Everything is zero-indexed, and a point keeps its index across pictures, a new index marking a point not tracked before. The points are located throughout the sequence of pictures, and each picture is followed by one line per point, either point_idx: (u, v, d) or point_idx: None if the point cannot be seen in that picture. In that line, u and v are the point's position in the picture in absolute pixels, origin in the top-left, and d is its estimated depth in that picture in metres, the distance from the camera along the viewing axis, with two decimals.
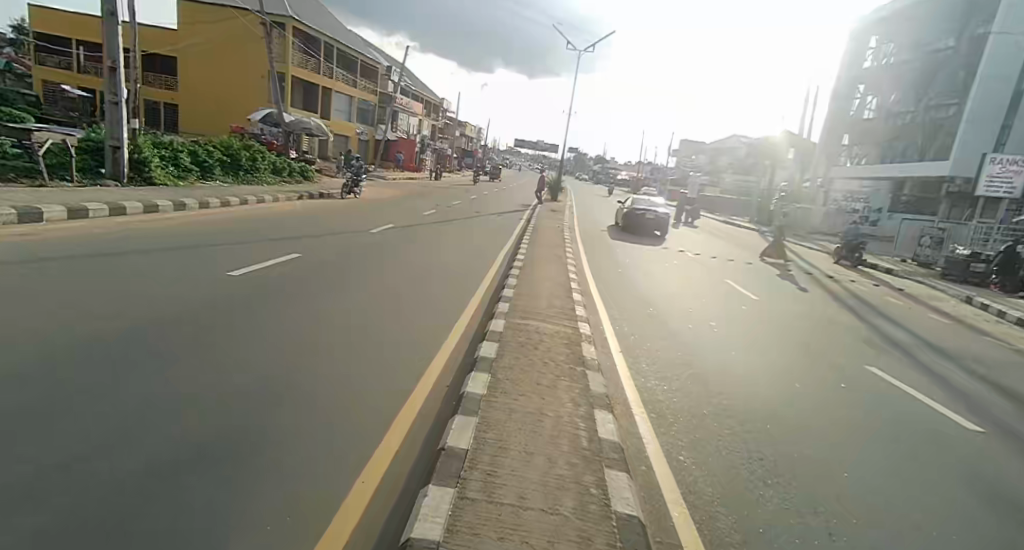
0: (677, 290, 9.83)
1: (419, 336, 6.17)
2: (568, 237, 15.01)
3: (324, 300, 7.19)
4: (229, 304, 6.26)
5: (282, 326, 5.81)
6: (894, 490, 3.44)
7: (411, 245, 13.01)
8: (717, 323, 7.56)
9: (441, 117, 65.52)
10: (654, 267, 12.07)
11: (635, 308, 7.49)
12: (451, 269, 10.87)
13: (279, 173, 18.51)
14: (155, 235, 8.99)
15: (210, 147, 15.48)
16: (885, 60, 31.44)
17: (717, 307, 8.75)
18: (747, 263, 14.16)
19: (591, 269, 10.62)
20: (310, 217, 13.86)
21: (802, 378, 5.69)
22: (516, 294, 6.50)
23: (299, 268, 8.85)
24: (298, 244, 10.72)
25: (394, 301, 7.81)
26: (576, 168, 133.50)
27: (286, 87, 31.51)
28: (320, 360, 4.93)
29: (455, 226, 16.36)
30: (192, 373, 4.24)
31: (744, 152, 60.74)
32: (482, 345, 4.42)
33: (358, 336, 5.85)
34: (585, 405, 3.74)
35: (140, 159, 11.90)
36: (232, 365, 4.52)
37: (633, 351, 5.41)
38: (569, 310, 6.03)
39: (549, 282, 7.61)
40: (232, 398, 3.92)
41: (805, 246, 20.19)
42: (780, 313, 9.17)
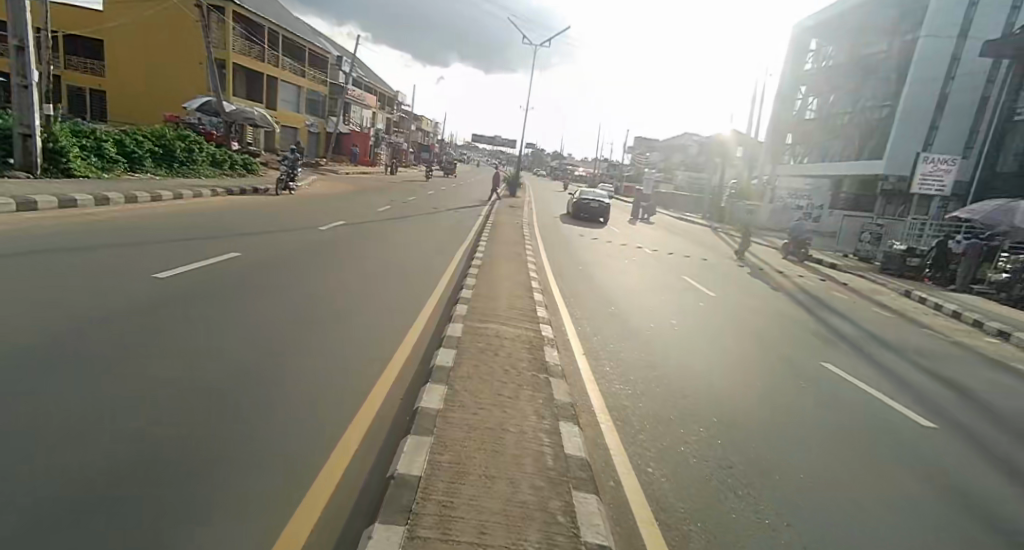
0: (634, 286, 9.83)
1: (380, 334, 6.13)
2: (526, 234, 14.81)
3: (281, 300, 7.06)
4: (178, 307, 6.11)
5: (239, 327, 5.73)
6: (835, 479, 3.57)
7: (363, 241, 12.51)
8: (675, 320, 7.52)
9: (395, 111, 64.20)
10: (611, 263, 12.03)
11: (595, 308, 7.33)
12: (404, 266, 10.50)
13: (218, 166, 17.59)
14: (75, 232, 8.32)
15: (139, 137, 14.51)
16: (825, 61, 32.66)
17: (673, 304, 8.82)
18: (701, 259, 14.38)
19: (550, 266, 10.49)
20: (253, 213, 13.15)
21: (756, 373, 5.79)
22: (474, 294, 6.21)
23: (241, 268, 8.31)
24: (238, 242, 10.08)
25: (352, 298, 7.67)
26: (532, 164, 133.81)
27: (227, 76, 30.06)
28: (278, 361, 4.89)
29: (408, 222, 15.88)
30: (143, 376, 4.19)
31: (694, 149, 62.21)
32: (439, 352, 4.10)
33: (318, 335, 5.78)
34: (549, 417, 3.29)
35: (56, 149, 11.18)
36: (186, 367, 4.48)
37: (597, 353, 5.23)
38: (531, 311, 5.77)
39: (506, 281, 7.37)
40: (184, 400, 3.87)
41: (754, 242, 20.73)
42: (733, 308, 9.33)
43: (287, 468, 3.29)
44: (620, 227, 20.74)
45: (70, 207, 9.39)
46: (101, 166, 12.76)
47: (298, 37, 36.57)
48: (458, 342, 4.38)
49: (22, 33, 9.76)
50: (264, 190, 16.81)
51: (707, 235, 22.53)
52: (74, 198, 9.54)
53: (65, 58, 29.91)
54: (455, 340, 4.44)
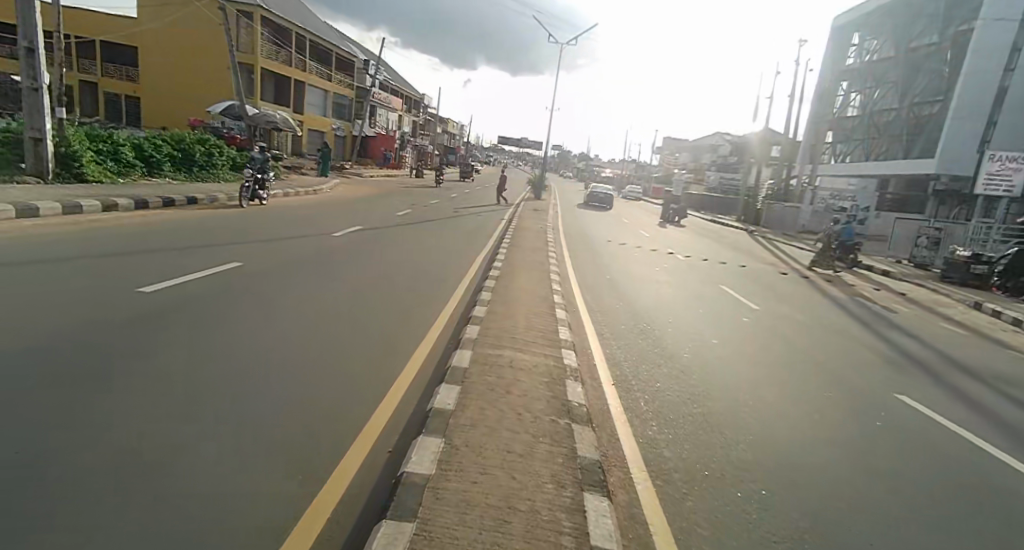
0: (667, 297, 9.01)
1: (394, 340, 5.56)
2: (551, 239, 14.04)
3: (291, 304, 6.55)
4: (180, 310, 5.64)
5: (244, 332, 5.23)
6: None
7: (381, 246, 11.97)
8: (716, 340, 6.71)
9: (422, 113, 64.30)
10: (644, 272, 11.18)
11: (627, 326, 6.55)
12: (422, 271, 9.89)
13: (238, 170, 17.26)
14: (78, 238, 7.95)
15: (158, 140, 14.25)
16: (870, 56, 31.02)
17: (711, 317, 8.02)
18: (738, 266, 13.45)
19: (575, 275, 9.76)
20: (268, 218, 12.72)
21: (816, 400, 5.02)
22: (489, 311, 5.52)
23: (248, 274, 7.81)
24: (248, 247, 9.63)
25: (367, 302, 7.12)
26: (558, 165, 132.80)
27: (255, 80, 30.10)
28: (280, 370, 4.36)
29: (430, 226, 15.31)
30: (124, 386, 3.68)
31: (726, 150, 60.44)
32: (439, 392, 3.39)
33: (326, 342, 5.24)
34: (571, 486, 2.58)
35: (68, 154, 10.89)
36: (178, 375, 3.98)
37: (628, 386, 4.47)
38: (552, 333, 5.02)
39: (526, 295, 6.66)
40: (166, 416, 3.35)
41: (795, 247, 19.59)
42: (779, 323, 8.45)
43: (275, 495, 2.71)
44: (650, 231, 19.74)
45: (75, 213, 9.06)
46: (117, 171, 12.50)
47: (325, 41, 36.57)
48: (464, 377, 3.68)
49: (32, 35, 9.53)
50: (283, 194, 16.47)
51: (743, 239, 21.32)
52: (79, 204, 9.20)
53: (101, 65, 30.44)
54: (461, 373, 3.74)
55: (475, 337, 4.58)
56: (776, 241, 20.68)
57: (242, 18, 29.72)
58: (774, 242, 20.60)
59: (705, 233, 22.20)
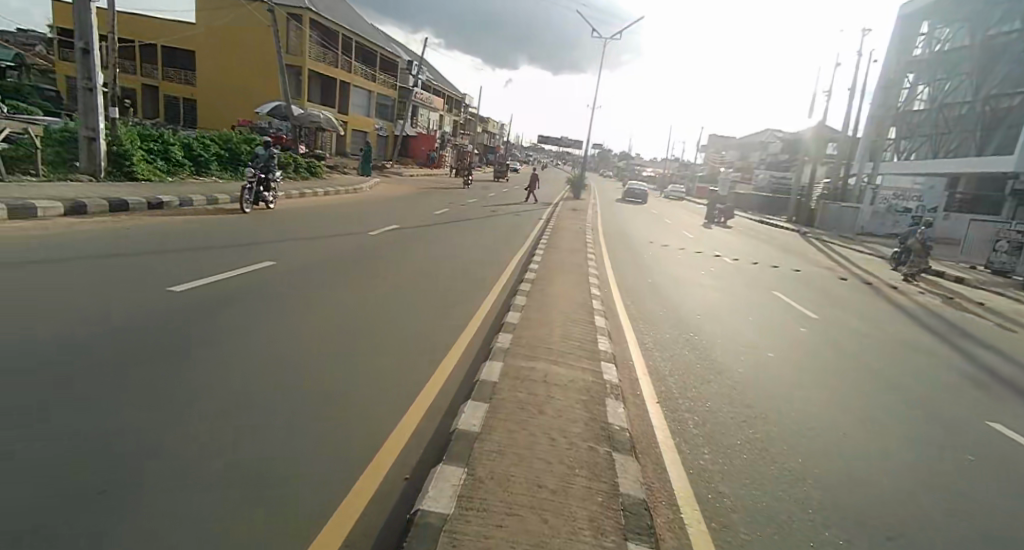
0: (715, 304, 8.43)
1: (426, 339, 5.26)
2: (590, 239, 13.53)
3: (325, 300, 6.34)
4: (213, 305, 5.48)
5: (275, 328, 5.03)
6: None
7: (420, 244, 11.77)
8: (771, 352, 6.16)
9: (463, 112, 64.53)
10: (690, 276, 10.59)
11: (673, 335, 6.06)
12: (457, 269, 9.61)
13: (283, 169, 17.26)
14: (122, 235, 7.96)
15: (206, 140, 14.21)
16: (941, 46, 29.04)
17: (763, 326, 7.44)
18: (791, 270, 12.65)
19: (617, 278, 9.28)
20: (310, 217, 12.68)
21: (889, 423, 4.47)
22: (524, 318, 5.16)
23: (282, 270, 7.67)
24: (287, 244, 9.56)
25: (401, 299, 6.87)
26: (599, 164, 131.17)
27: (302, 81, 30.65)
28: (307, 369, 4.09)
29: (468, 225, 15.10)
30: (143, 384, 3.47)
31: (777, 147, 58.13)
32: (466, 410, 3.06)
33: (357, 339, 4.99)
34: (613, 534, 2.20)
35: (120, 152, 10.65)
36: (203, 374, 3.76)
37: (677, 408, 4.01)
38: (591, 345, 4.60)
39: (564, 301, 6.25)
40: (181, 418, 3.10)
41: (855, 249, 18.44)
42: (839, 334, 7.79)
43: (288, 514, 2.40)
44: (695, 232, 18.92)
45: (119, 211, 9.11)
46: (167, 170, 12.37)
47: (371, 42, 37.01)
48: (493, 395, 3.32)
49: (88, 37, 9.50)
50: (325, 192, 16.52)
51: (797, 241, 20.20)
52: (124, 201, 9.26)
53: (162, 69, 31.62)
54: (489, 389, 3.40)
55: (507, 347, 4.22)
56: (832, 244, 19.53)
57: (291, 21, 30.33)
58: (831, 244, 19.43)
59: (756, 234, 21.17)
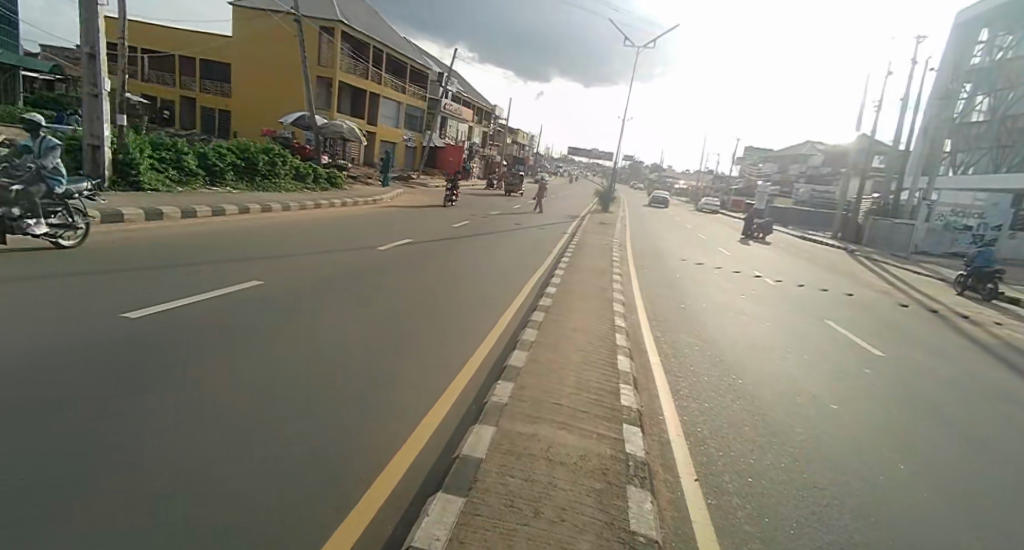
0: (757, 334, 7.45)
1: (414, 376, 4.48)
2: (617, 255, 12.60)
3: (312, 324, 5.64)
4: (178, 335, 4.79)
5: (239, 363, 4.32)
6: None
7: (438, 257, 10.97)
8: (827, 398, 5.20)
9: (493, 124, 64.53)
10: (728, 299, 9.57)
11: (711, 378, 5.12)
12: (471, 283, 8.83)
13: (302, 180, 16.05)
14: (118, 247, 7.37)
15: (221, 148, 13.01)
16: (1004, 54, 27.38)
17: (813, 361, 6.48)
18: (845, 294, 11.50)
19: (644, 302, 8.32)
20: (330, 225, 12.05)
21: (996, 503, 3.49)
22: (533, 358, 4.29)
23: (278, 287, 7.00)
24: (292, 254, 8.93)
25: (400, 322, 6.11)
26: (629, 177, 129.90)
27: (332, 92, 30.53)
28: (257, 425, 3.33)
29: (490, 237, 14.37)
30: (34, 454, 2.75)
31: (818, 160, 56.38)
32: (432, 512, 2.21)
33: (331, 377, 4.25)
34: None
35: (126, 160, 9.84)
36: (121, 433, 3.03)
37: (724, 493, 3.09)
38: (612, 399, 3.70)
39: (581, 333, 5.36)
40: (61, 510, 2.37)
41: (912, 271, 17.11)
42: (903, 371, 6.75)
43: None
44: (732, 249, 17.81)
45: (115, 222, 8.16)
46: (180, 180, 11.34)
47: (402, 55, 36.89)
48: (472, 486, 2.44)
49: (95, 41, 8.68)
50: (344, 202, 15.80)
51: (844, 259, 18.92)
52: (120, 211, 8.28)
53: (200, 82, 32.04)
54: (471, 472, 2.54)
55: (504, 403, 3.35)
56: (885, 264, 18.20)
57: (323, 35, 30.21)
58: (883, 264, 18.10)
59: (799, 251, 19.92)
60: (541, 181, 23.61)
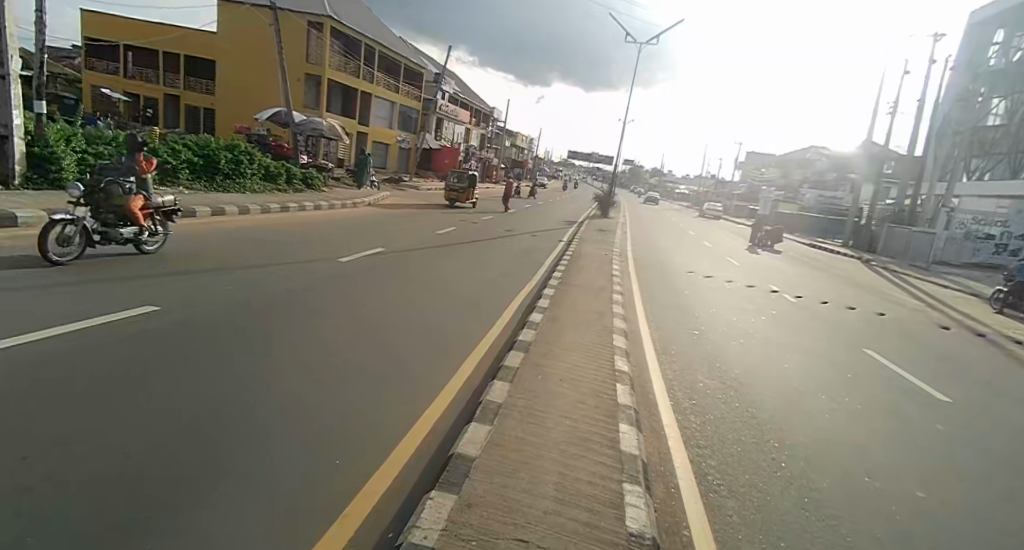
0: (789, 369, 6.11)
1: (368, 412, 3.64)
2: (618, 268, 11.33)
3: (266, 338, 4.84)
4: (130, 344, 4.28)
5: (187, 378, 3.79)
6: None
7: (417, 266, 9.65)
8: (916, 480, 3.67)
9: (491, 126, 63.52)
10: (746, 322, 8.21)
11: (755, 458, 3.61)
12: (454, 294, 7.78)
13: (273, 181, 14.56)
14: (10, 257, 5.99)
15: (176, 144, 11.60)
16: (1020, 55, 26.84)
17: (874, 415, 4.98)
18: (876, 314, 10.33)
19: (649, 328, 6.89)
20: (297, 232, 10.68)
21: None
22: (492, 443, 2.80)
23: (202, 304, 5.64)
24: (242, 267, 7.53)
25: (368, 341, 5.15)
26: (629, 181, 129.27)
27: (322, 91, 29.11)
28: (208, 449, 2.94)
29: (478, 245, 13.05)
30: None
31: (823, 165, 55.74)
32: None
33: (286, 401, 3.62)
34: None
35: (45, 155, 8.46)
36: (53, 463, 2.64)
37: None
38: (609, 521, 2.32)
39: (572, 386, 3.78)
40: None
41: (938, 283, 16.18)
42: (982, 423, 5.29)
43: None
44: (741, 258, 16.73)
45: (7, 227, 6.76)
46: None
47: (396, 53, 35.66)
48: None
49: None
50: (322, 206, 14.35)
51: (861, 271, 17.76)
52: (16, 216, 6.89)
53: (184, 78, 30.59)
54: None
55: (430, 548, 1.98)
56: (907, 275, 17.27)
57: (311, 30, 28.86)
58: (904, 276, 17.16)
59: (813, 261, 18.85)
60: (515, 184, 22.95)
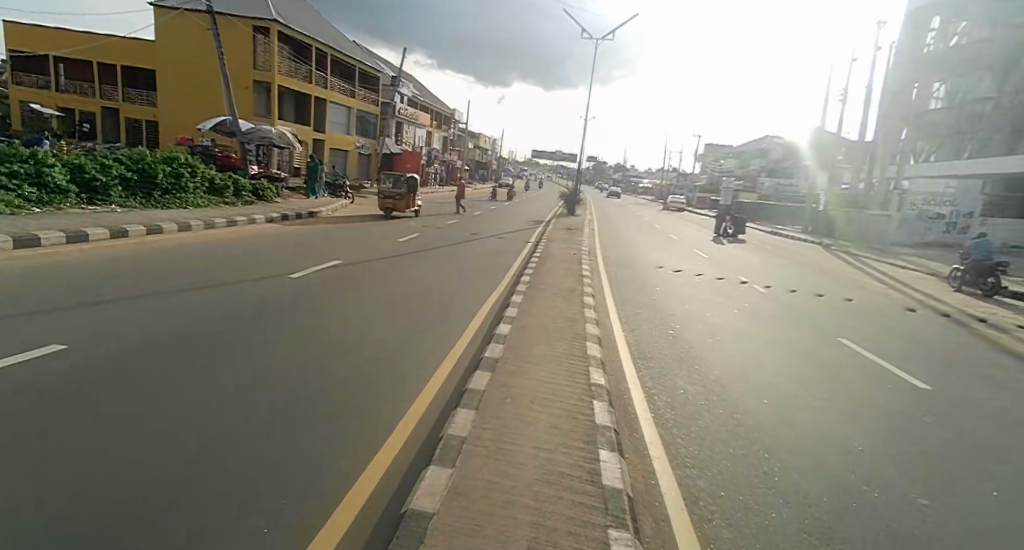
0: (766, 366, 5.91)
1: (345, 425, 3.88)
2: (587, 268, 11.10)
3: (245, 359, 5.05)
4: (110, 368, 4.49)
5: (173, 399, 4.04)
6: None
7: (378, 276, 9.23)
8: (916, 486, 3.43)
9: (453, 129, 62.86)
10: (719, 317, 8.03)
11: (745, 474, 3.33)
12: (418, 306, 7.49)
13: (220, 194, 13.80)
14: None
15: (107, 158, 10.85)
16: (958, 40, 27.96)
17: (857, 411, 4.81)
18: (844, 300, 10.34)
19: (622, 330, 6.60)
20: (249, 247, 10.12)
21: None
22: (454, 491, 2.41)
23: (148, 334, 5.38)
24: (187, 289, 7.05)
25: (330, 363, 5.12)
26: (593, 177, 130.22)
27: (273, 98, 28.08)
28: (192, 461, 3.21)
29: (443, 250, 12.64)
30: None
31: (778, 153, 57.14)
32: None
33: (256, 426, 3.72)
34: None
35: None
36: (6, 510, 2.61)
37: None
38: None
39: (544, 408, 3.41)
40: None
41: (898, 264, 16.51)
42: (960, 413, 5.21)
43: None
44: (708, 250, 16.74)
45: None
46: (41, 199, 9.24)
47: (349, 57, 34.78)
48: None
49: None
50: (276, 218, 13.67)
51: (824, 256, 18.02)
52: None
53: (124, 90, 29.11)
54: None
55: None
56: (869, 258, 17.58)
57: (258, 36, 27.83)
58: (865, 259, 17.47)
59: (778, 249, 19.04)
60: (461, 185, 23.55)
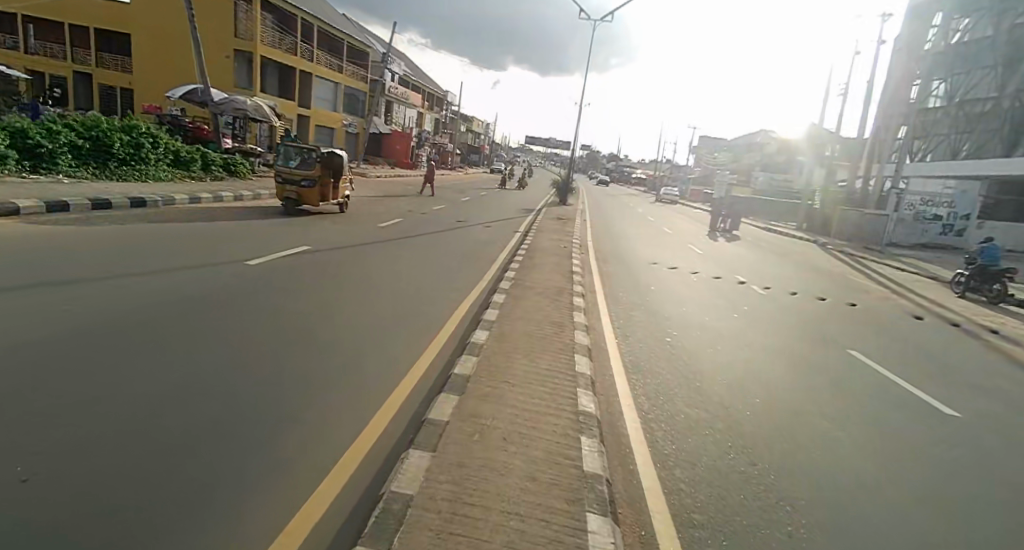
0: (773, 382, 5.26)
1: (321, 415, 3.47)
2: (577, 263, 10.41)
3: (223, 334, 4.66)
4: (67, 344, 4.05)
5: (129, 379, 3.60)
6: None
7: (352, 262, 8.48)
8: (978, 548, 2.77)
9: (445, 111, 61.59)
10: (716, 322, 7.40)
11: (764, 537, 2.68)
12: (394, 295, 6.83)
13: (186, 167, 12.89)
14: None
15: (55, 124, 9.95)
16: (960, 37, 27.57)
17: (887, 438, 4.14)
18: (846, 304, 9.79)
19: (612, 337, 5.93)
20: (213, 227, 9.33)
21: None
22: None
23: (77, 319, 4.67)
24: (139, 269, 6.32)
25: (304, 348, 4.60)
26: (586, 165, 129.38)
27: (255, 70, 26.85)
28: (161, 447, 2.87)
29: (424, 237, 11.88)
30: None
31: (773, 148, 56.83)
32: None
33: (216, 413, 3.29)
34: None
35: None
36: None
37: None
38: None
39: (517, 451, 2.73)
40: None
41: (896, 266, 16.07)
42: (995, 435, 4.64)
43: None
44: (703, 245, 16.13)
45: None
46: None
47: (337, 31, 33.48)
48: None
49: None
50: (247, 197, 12.79)
51: (820, 255, 17.54)
52: None
53: (97, 55, 27.68)
54: None
55: None
56: (866, 259, 17.12)
57: (238, 3, 26.47)
58: (862, 259, 17.00)
59: (773, 246, 18.54)
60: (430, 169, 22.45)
